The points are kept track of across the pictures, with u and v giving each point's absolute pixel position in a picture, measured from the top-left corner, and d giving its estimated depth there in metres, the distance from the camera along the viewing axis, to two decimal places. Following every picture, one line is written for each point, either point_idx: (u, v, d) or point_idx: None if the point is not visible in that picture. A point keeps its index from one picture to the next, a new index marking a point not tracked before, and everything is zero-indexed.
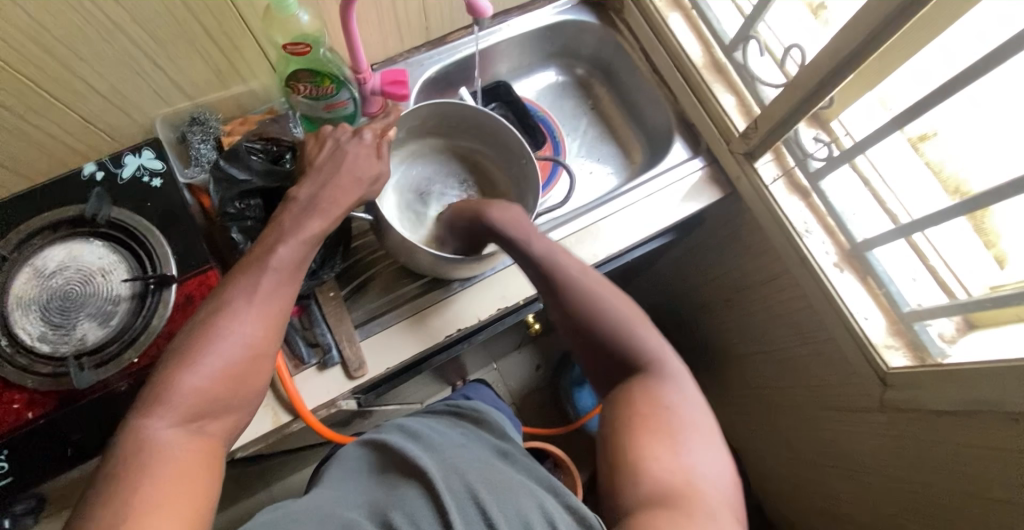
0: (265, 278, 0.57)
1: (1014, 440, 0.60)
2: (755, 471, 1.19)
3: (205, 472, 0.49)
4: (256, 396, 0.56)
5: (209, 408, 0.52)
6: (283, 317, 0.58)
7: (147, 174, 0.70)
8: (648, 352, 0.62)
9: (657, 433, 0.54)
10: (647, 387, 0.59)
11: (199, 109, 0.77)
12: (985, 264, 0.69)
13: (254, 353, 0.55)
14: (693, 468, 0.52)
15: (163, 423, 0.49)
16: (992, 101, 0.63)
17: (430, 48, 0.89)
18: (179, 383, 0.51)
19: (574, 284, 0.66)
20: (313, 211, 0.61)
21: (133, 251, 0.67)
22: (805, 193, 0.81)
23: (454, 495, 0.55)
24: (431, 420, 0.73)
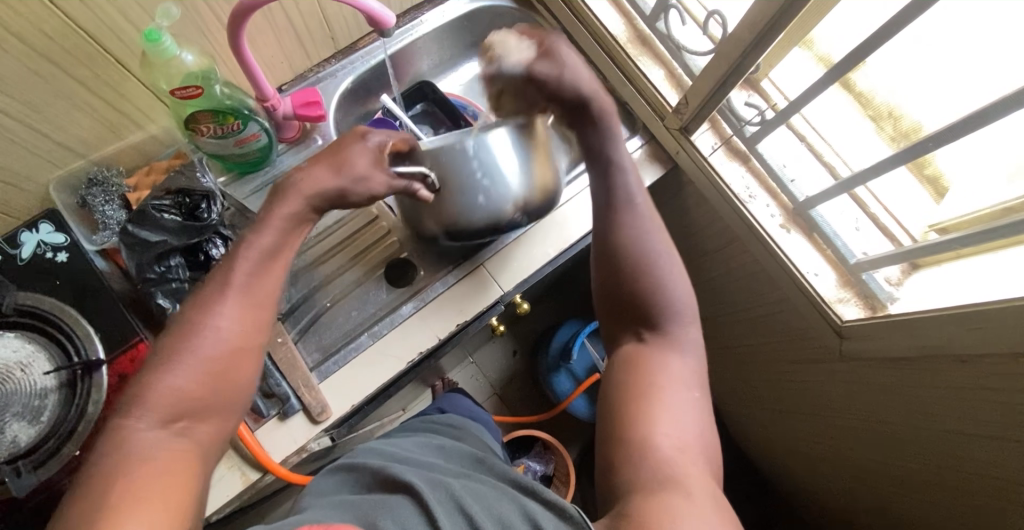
0: (243, 266, 0.54)
1: (963, 380, 0.62)
2: (733, 424, 1.22)
3: (187, 470, 0.47)
4: (241, 392, 0.53)
5: (191, 407, 0.50)
6: (267, 308, 0.55)
7: (49, 249, 0.64)
8: (670, 313, 0.62)
9: (663, 405, 0.56)
10: (658, 347, 0.61)
11: (96, 167, 0.70)
12: (921, 202, 0.70)
13: (236, 346, 0.52)
14: (685, 447, 0.54)
15: (143, 424, 0.47)
16: (936, 37, 0.59)
17: (342, 58, 0.83)
18: (158, 384, 0.49)
19: (667, 250, 0.65)
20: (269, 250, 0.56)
21: (51, 337, 0.62)
22: (744, 158, 0.81)
23: (440, 503, 0.53)
24: (412, 437, 0.70)
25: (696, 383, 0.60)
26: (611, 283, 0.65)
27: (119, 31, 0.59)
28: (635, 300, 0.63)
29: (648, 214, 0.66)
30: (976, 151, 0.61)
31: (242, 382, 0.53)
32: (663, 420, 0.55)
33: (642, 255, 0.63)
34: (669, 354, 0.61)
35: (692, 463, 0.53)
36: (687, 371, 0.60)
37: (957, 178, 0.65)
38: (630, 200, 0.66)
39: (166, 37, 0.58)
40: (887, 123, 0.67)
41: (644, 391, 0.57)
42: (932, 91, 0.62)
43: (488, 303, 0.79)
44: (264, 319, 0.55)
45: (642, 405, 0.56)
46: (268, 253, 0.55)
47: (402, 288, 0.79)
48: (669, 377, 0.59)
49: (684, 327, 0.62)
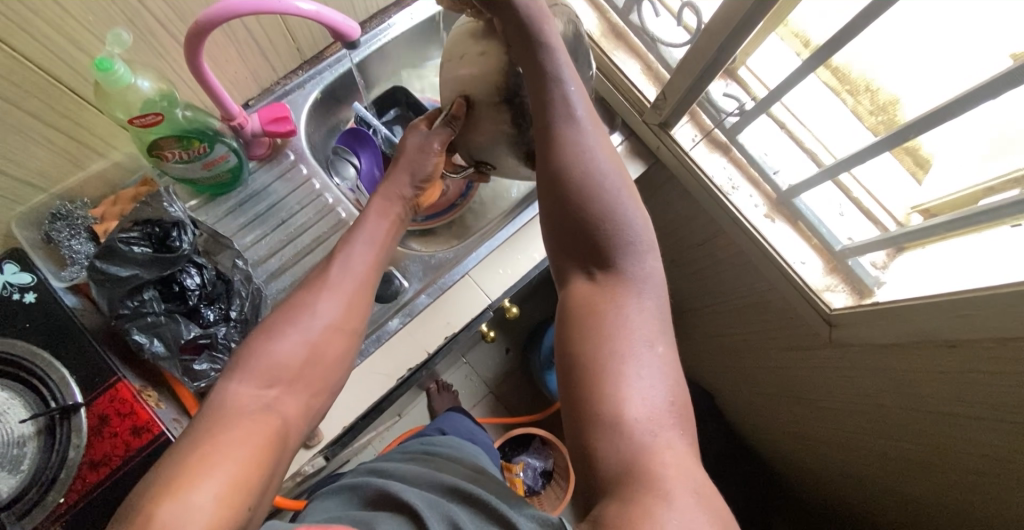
0: (351, 251, 0.60)
1: (952, 363, 0.63)
2: (728, 410, 1.23)
3: (272, 436, 0.48)
4: (331, 375, 0.56)
5: (285, 375, 0.52)
6: (363, 297, 0.59)
7: (16, 290, 0.62)
8: (625, 250, 0.55)
9: (628, 368, 0.49)
10: (613, 290, 0.54)
11: (58, 202, 0.66)
12: (903, 183, 0.69)
13: (333, 327, 0.56)
14: (648, 410, 0.47)
15: (244, 385, 0.50)
16: (909, 25, 0.58)
17: (310, 68, 0.81)
18: (264, 350, 0.52)
19: (620, 180, 0.57)
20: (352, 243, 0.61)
21: (25, 383, 0.60)
22: (725, 148, 0.80)
23: (436, 519, 0.51)
24: (409, 459, 0.69)
25: (659, 335, 0.52)
26: (561, 221, 0.57)
27: (71, 61, 0.56)
28: (590, 239, 0.56)
29: (595, 141, 0.58)
30: (959, 131, 0.60)
31: (336, 362, 0.56)
32: (629, 388, 0.48)
33: (593, 187, 0.56)
34: (627, 301, 0.53)
35: (668, 446, 0.46)
36: (646, 317, 0.53)
37: (939, 152, 0.63)
38: (576, 123, 0.57)
39: (119, 65, 0.56)
40: (864, 96, 0.66)
41: (602, 348, 0.50)
42: (916, 71, 0.59)
43: (476, 312, 0.77)
44: (360, 308, 0.58)
45: (605, 372, 0.49)
46: (369, 243, 0.61)
47: (388, 303, 0.77)
48: (628, 330, 0.51)
49: (641, 267, 0.55)
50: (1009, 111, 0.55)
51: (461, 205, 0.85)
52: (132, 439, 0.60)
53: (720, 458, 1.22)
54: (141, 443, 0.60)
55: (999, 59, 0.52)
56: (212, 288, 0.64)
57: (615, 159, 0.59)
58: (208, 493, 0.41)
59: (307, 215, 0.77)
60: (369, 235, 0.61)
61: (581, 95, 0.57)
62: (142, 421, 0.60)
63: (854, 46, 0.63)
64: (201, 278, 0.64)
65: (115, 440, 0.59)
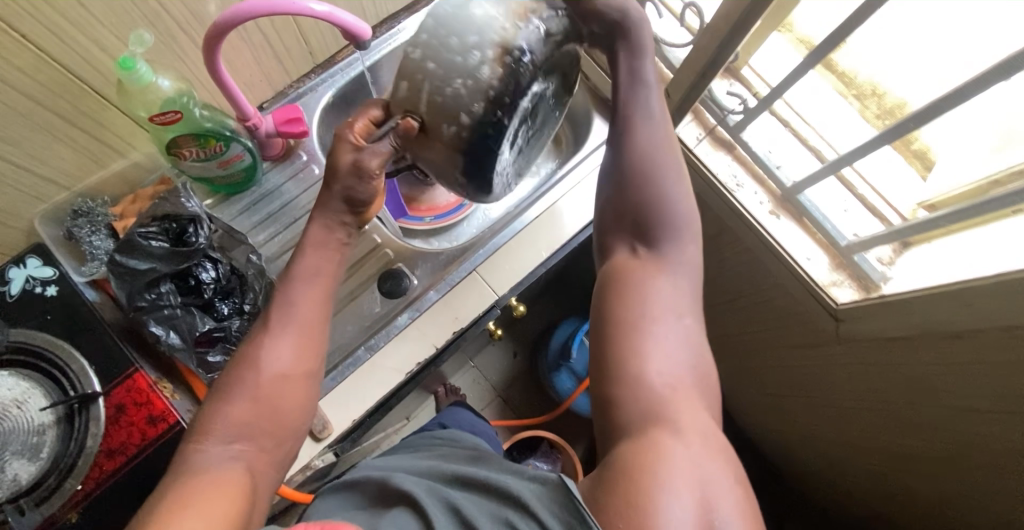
0: (295, 294, 0.56)
1: (962, 355, 0.62)
2: (737, 413, 1.22)
3: (240, 490, 0.48)
4: (293, 417, 0.55)
5: (246, 430, 0.52)
6: (318, 332, 0.57)
7: (38, 284, 0.64)
8: (674, 227, 0.57)
9: (660, 335, 0.52)
10: (656, 263, 0.57)
11: (80, 199, 0.69)
12: (910, 181, 0.69)
13: (287, 374, 0.55)
14: (677, 375, 0.51)
15: (209, 451, 0.50)
16: (909, 21, 0.59)
17: (321, 72, 0.82)
18: (219, 414, 0.52)
19: (676, 165, 0.59)
20: (299, 280, 0.56)
21: (45, 373, 0.61)
22: (729, 146, 0.81)
23: (433, 502, 0.51)
24: (408, 455, 0.69)
25: (689, 309, 0.55)
26: (614, 195, 0.60)
27: (94, 62, 0.59)
28: (639, 219, 0.58)
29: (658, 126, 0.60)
30: (961, 124, 0.61)
31: (296, 408, 0.55)
32: (657, 359, 0.51)
33: (652, 171, 0.58)
34: (664, 279, 0.56)
35: (685, 400, 0.51)
36: (681, 299, 0.55)
37: (942, 150, 0.65)
38: (646, 103, 0.60)
39: (141, 64, 0.58)
40: (872, 100, 0.67)
41: (635, 326, 0.53)
42: (917, 68, 0.61)
43: (483, 308, 0.78)
44: (317, 342, 0.57)
45: (638, 333, 0.52)
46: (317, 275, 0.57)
47: (398, 299, 0.79)
48: (664, 306, 0.54)
49: (685, 242, 0.57)
50: (1014, 99, 0.56)
51: (468, 206, 0.87)
52: (148, 427, 0.61)
53: None
54: (156, 432, 0.61)
55: (1000, 50, 0.53)
56: (226, 283, 0.66)
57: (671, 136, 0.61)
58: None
59: None
60: (307, 267, 0.56)
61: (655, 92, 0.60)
62: (158, 411, 0.62)
63: (859, 49, 0.65)
64: (216, 272, 0.65)
65: (131, 429, 0.61)
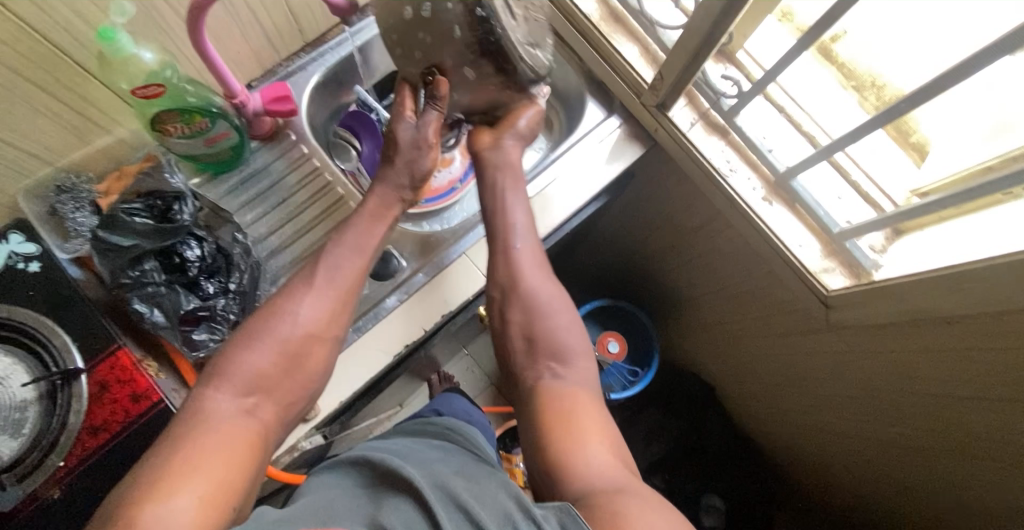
0: (339, 262, 0.63)
1: (953, 340, 0.62)
2: (728, 402, 1.22)
3: (248, 443, 0.52)
4: (312, 379, 0.60)
5: (264, 383, 0.56)
6: (348, 305, 0.63)
7: (21, 259, 0.63)
8: (563, 343, 0.67)
9: (575, 428, 0.58)
10: (555, 376, 0.65)
11: (63, 175, 0.68)
12: (903, 167, 0.69)
13: (314, 334, 0.60)
14: (604, 454, 0.56)
15: (221, 398, 0.54)
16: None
17: (311, 50, 0.82)
18: (239, 361, 0.56)
19: (554, 287, 0.70)
20: (343, 245, 0.64)
21: (28, 349, 0.61)
22: (723, 131, 0.81)
23: (434, 493, 0.50)
24: (405, 440, 0.68)
25: (596, 403, 0.63)
26: (520, 322, 0.68)
27: (76, 33, 0.58)
28: (534, 340, 0.67)
29: (536, 250, 0.71)
30: (955, 109, 0.60)
31: (315, 369, 0.60)
32: (581, 446, 0.56)
33: (536, 298, 0.68)
34: (566, 384, 0.64)
35: (620, 472, 0.54)
36: (583, 397, 0.62)
37: (936, 136, 0.64)
38: (527, 231, 0.71)
39: (122, 35, 0.58)
40: (870, 92, 0.67)
41: (552, 421, 0.60)
42: (911, 52, 0.60)
43: (474, 292, 0.78)
44: (341, 315, 0.62)
45: (564, 428, 0.58)
46: (356, 246, 0.65)
47: (387, 281, 0.77)
48: (572, 409, 0.60)
49: (575, 354, 0.67)
50: (1007, 82, 0.55)
51: (461, 189, 0.86)
52: (131, 405, 0.61)
53: (720, 449, 1.22)
54: (140, 409, 0.61)
55: (994, 30, 0.52)
56: (212, 262, 0.65)
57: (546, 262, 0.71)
58: (191, 493, 0.46)
59: (303, 194, 0.77)
60: (355, 241, 0.65)
61: (524, 227, 0.71)
62: (142, 388, 0.61)
63: (856, 39, 0.65)
64: (201, 250, 0.65)
65: (114, 406, 0.60)
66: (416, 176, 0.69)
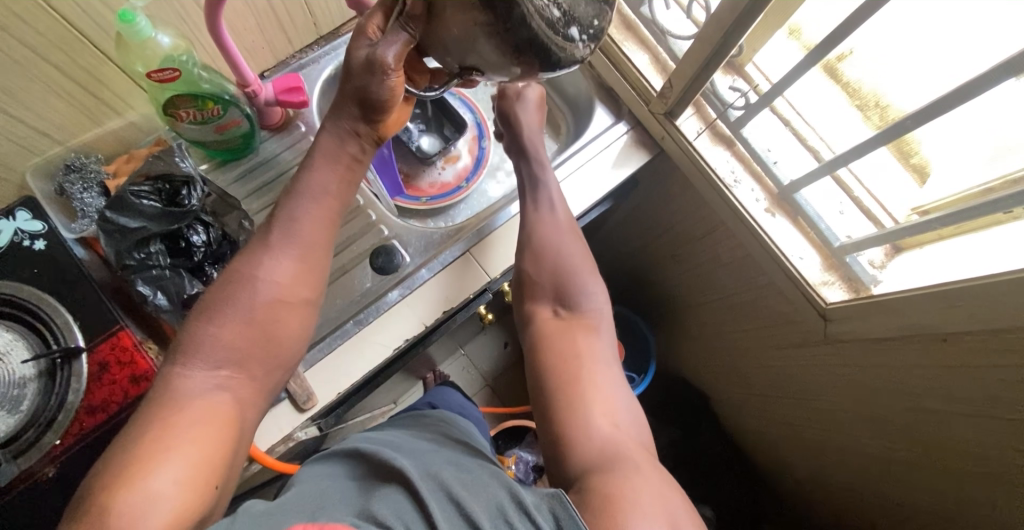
0: (302, 218, 0.59)
1: (949, 357, 0.63)
2: (722, 413, 1.22)
3: (227, 418, 0.52)
4: (283, 345, 0.58)
5: (236, 354, 0.55)
6: (317, 264, 0.61)
7: (27, 237, 0.63)
8: (583, 302, 0.71)
9: (587, 393, 0.62)
10: (574, 328, 0.68)
11: (73, 154, 0.69)
12: (904, 184, 0.69)
13: (283, 299, 0.58)
14: (611, 418, 0.60)
15: (196, 372, 0.53)
16: (916, 15, 0.58)
17: (325, 44, 0.82)
18: (208, 334, 0.55)
19: (576, 246, 0.74)
20: (306, 195, 0.59)
21: (29, 326, 0.61)
22: (729, 142, 0.82)
23: (429, 486, 0.50)
24: (399, 430, 0.68)
25: (611, 357, 0.67)
26: (536, 271, 0.72)
27: (95, 15, 0.58)
28: (554, 292, 0.71)
29: (558, 210, 0.76)
30: (957, 131, 0.61)
31: (285, 335, 0.58)
32: (591, 412, 0.60)
33: (551, 248, 0.73)
34: (580, 335, 0.67)
35: (626, 443, 0.58)
36: (596, 353, 0.66)
37: (937, 156, 0.64)
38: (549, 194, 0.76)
39: (141, 18, 0.58)
40: (873, 112, 0.67)
41: (562, 379, 0.63)
42: (916, 71, 0.61)
43: (476, 290, 0.78)
44: (313, 276, 0.60)
45: (573, 387, 0.62)
46: (320, 195, 0.60)
47: (390, 275, 0.78)
48: (586, 366, 0.64)
49: (593, 312, 0.70)
50: (1011, 104, 0.55)
51: (467, 188, 0.87)
52: (130, 386, 0.61)
53: (712, 459, 1.22)
54: (138, 391, 0.61)
55: (997, 53, 0.53)
56: (217, 248, 0.66)
57: (570, 223, 0.76)
58: (170, 474, 0.46)
59: None
60: (316, 187, 0.59)
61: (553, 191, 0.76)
62: (141, 370, 0.61)
63: (862, 59, 0.65)
64: (207, 236, 0.65)
65: (113, 387, 0.60)
66: (365, 106, 0.57)
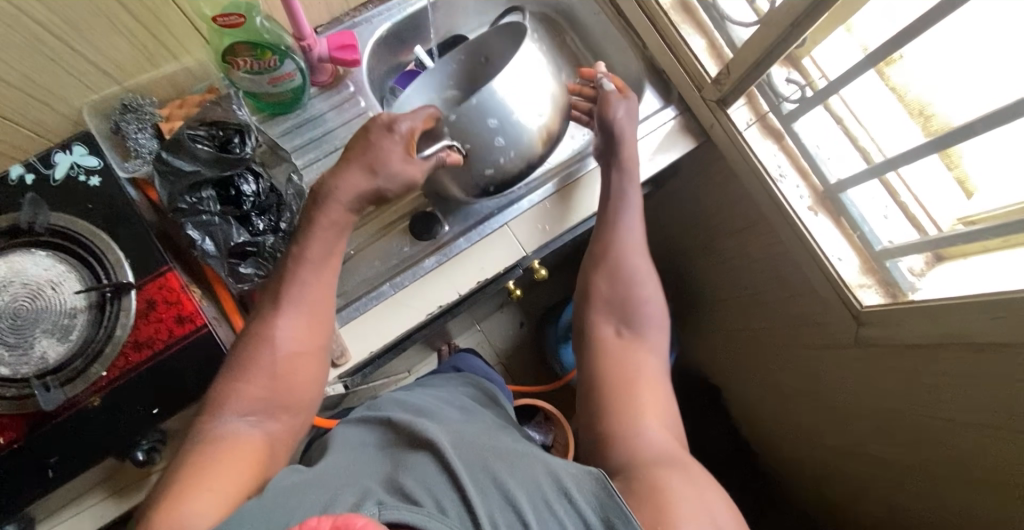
0: (308, 273, 0.62)
1: (985, 370, 0.62)
2: (735, 409, 1.22)
3: (253, 459, 0.53)
4: (303, 394, 0.60)
5: (259, 405, 0.57)
6: (327, 316, 0.63)
7: (83, 171, 0.65)
8: (643, 323, 0.71)
9: (640, 410, 0.61)
10: (634, 347, 0.69)
11: (129, 94, 0.69)
12: (952, 195, 0.68)
13: (299, 352, 0.60)
14: (661, 435, 0.59)
15: (223, 423, 0.55)
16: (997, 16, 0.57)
17: (378, 4, 0.82)
18: (232, 388, 0.57)
19: (643, 265, 0.75)
20: (323, 266, 0.63)
21: (82, 259, 0.62)
22: (778, 136, 0.80)
23: (460, 460, 0.50)
24: (427, 391, 0.70)
25: (665, 381, 0.67)
26: (604, 287, 0.73)
27: None
28: (618, 307, 0.72)
29: (633, 223, 0.76)
30: (1005, 145, 0.61)
31: (304, 385, 0.60)
32: (644, 426, 0.60)
33: (621, 270, 0.73)
34: (641, 354, 0.68)
35: (679, 456, 0.57)
36: (655, 372, 0.67)
37: (991, 171, 0.63)
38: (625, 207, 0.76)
39: None
40: (918, 120, 0.67)
41: (616, 391, 0.64)
42: (984, 75, 0.60)
43: (509, 264, 0.78)
44: (323, 327, 0.63)
45: (625, 399, 0.63)
46: (325, 253, 0.63)
47: (426, 242, 0.78)
48: (644, 385, 0.65)
49: (653, 334, 0.71)
50: None
51: None
52: (175, 326, 0.62)
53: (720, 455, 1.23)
54: (184, 331, 0.62)
55: None
56: (265, 199, 0.66)
57: (641, 241, 0.76)
58: (197, 505, 0.46)
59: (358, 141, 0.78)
60: (317, 250, 0.63)
61: (634, 204, 0.76)
62: (187, 311, 0.63)
63: (911, 65, 0.65)
64: (256, 187, 0.66)
65: (159, 325, 0.62)
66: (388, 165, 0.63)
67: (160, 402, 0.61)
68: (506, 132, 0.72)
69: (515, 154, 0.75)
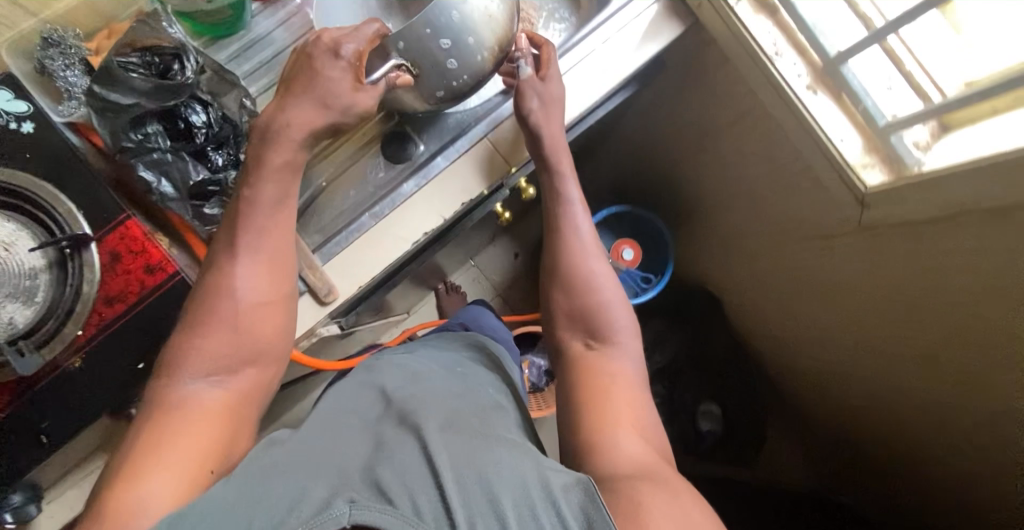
0: (265, 215, 0.58)
1: (994, 236, 0.60)
2: (736, 317, 1.22)
3: (221, 417, 0.52)
4: (271, 342, 0.58)
5: (224, 360, 0.54)
6: (287, 262, 0.60)
7: (12, 119, 0.58)
8: (610, 328, 0.66)
9: (612, 421, 0.56)
10: (604, 354, 0.64)
11: (47, 27, 0.61)
12: (962, 54, 0.64)
13: (262, 301, 0.57)
14: (638, 445, 0.54)
15: (184, 384, 0.52)
16: None
17: None
18: (191, 344, 0.54)
19: (602, 266, 0.71)
20: (254, 276, 0.57)
21: (31, 215, 0.58)
22: (773, 10, 0.74)
23: (444, 453, 0.46)
24: (423, 361, 0.67)
25: (639, 386, 0.62)
26: (565, 301, 0.69)
27: None
28: (580, 316, 0.67)
29: (585, 226, 0.73)
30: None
31: (271, 333, 0.58)
32: (618, 436, 0.54)
33: (579, 277, 0.69)
34: (611, 359, 0.64)
35: (659, 464, 0.51)
36: (625, 370, 0.63)
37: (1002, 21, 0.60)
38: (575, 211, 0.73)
39: None
40: None
41: (586, 398, 0.60)
42: None
43: (494, 184, 0.75)
44: (284, 272, 0.60)
45: (595, 405, 0.58)
46: (271, 203, 0.59)
47: (403, 165, 0.73)
48: (614, 395, 0.59)
49: (624, 338, 0.66)
50: None
51: None
52: (146, 276, 0.58)
53: (723, 362, 1.24)
54: (156, 279, 0.59)
55: None
56: (219, 130, 0.61)
57: (597, 246, 0.72)
58: (159, 480, 0.45)
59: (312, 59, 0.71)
60: (267, 212, 0.58)
61: (582, 212, 0.73)
62: (155, 259, 0.59)
63: None
64: (207, 116, 0.60)
65: (128, 277, 0.58)
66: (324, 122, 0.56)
67: (146, 355, 0.58)
68: (461, 53, 0.62)
69: (470, 77, 0.65)
